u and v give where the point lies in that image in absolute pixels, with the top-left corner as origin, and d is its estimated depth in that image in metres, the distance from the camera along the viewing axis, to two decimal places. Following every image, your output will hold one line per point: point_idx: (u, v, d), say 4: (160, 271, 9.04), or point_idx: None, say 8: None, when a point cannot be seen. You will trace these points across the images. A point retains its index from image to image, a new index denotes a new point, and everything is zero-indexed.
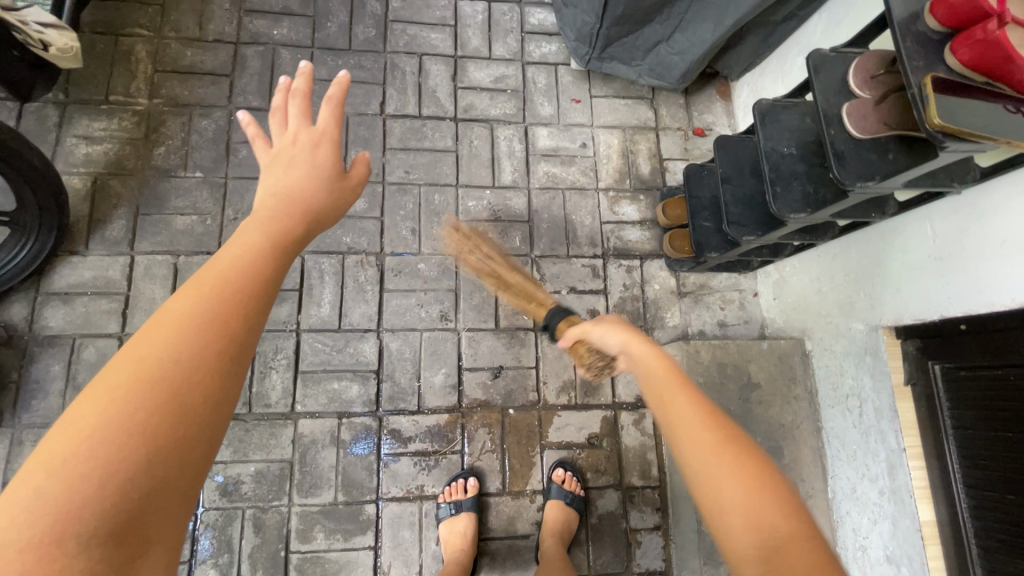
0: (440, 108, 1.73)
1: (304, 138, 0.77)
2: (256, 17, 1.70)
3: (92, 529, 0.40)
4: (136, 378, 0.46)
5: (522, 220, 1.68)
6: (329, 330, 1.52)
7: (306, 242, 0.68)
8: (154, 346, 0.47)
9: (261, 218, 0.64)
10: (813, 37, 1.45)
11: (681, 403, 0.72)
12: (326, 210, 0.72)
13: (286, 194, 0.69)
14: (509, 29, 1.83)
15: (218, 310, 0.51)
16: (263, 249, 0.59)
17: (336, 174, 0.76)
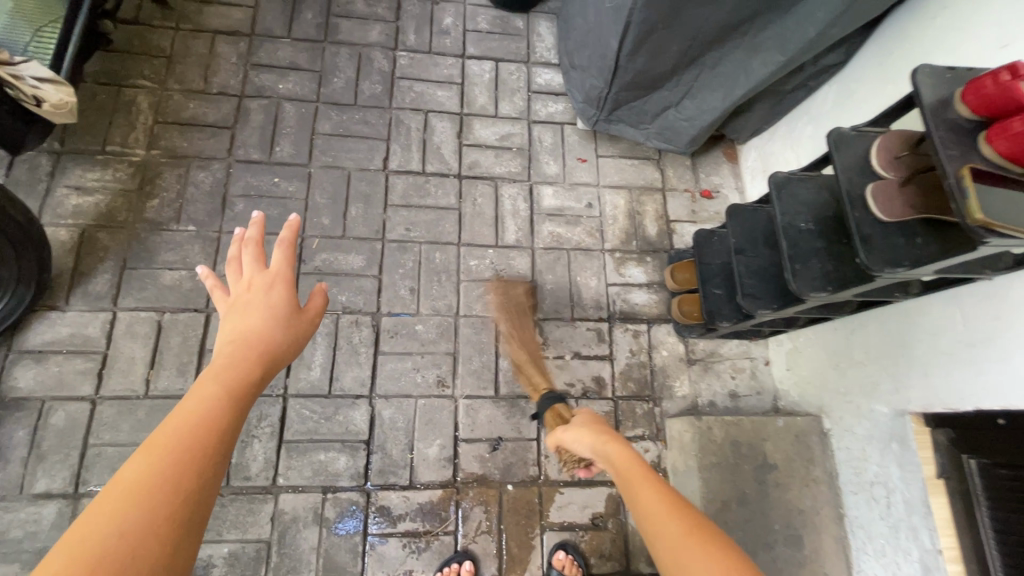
0: (444, 165, 1.70)
1: (259, 282, 0.81)
2: (262, 71, 1.70)
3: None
4: (77, 559, 0.44)
5: (525, 281, 1.62)
6: (318, 396, 1.43)
7: (264, 383, 0.69)
8: (100, 521, 0.47)
9: (220, 365, 0.66)
10: (824, 107, 1.44)
11: (650, 501, 0.77)
12: (287, 350, 0.75)
13: (243, 337, 0.72)
14: (515, 88, 1.82)
15: (172, 473, 0.52)
16: (217, 401, 0.61)
17: (296, 311, 0.79)
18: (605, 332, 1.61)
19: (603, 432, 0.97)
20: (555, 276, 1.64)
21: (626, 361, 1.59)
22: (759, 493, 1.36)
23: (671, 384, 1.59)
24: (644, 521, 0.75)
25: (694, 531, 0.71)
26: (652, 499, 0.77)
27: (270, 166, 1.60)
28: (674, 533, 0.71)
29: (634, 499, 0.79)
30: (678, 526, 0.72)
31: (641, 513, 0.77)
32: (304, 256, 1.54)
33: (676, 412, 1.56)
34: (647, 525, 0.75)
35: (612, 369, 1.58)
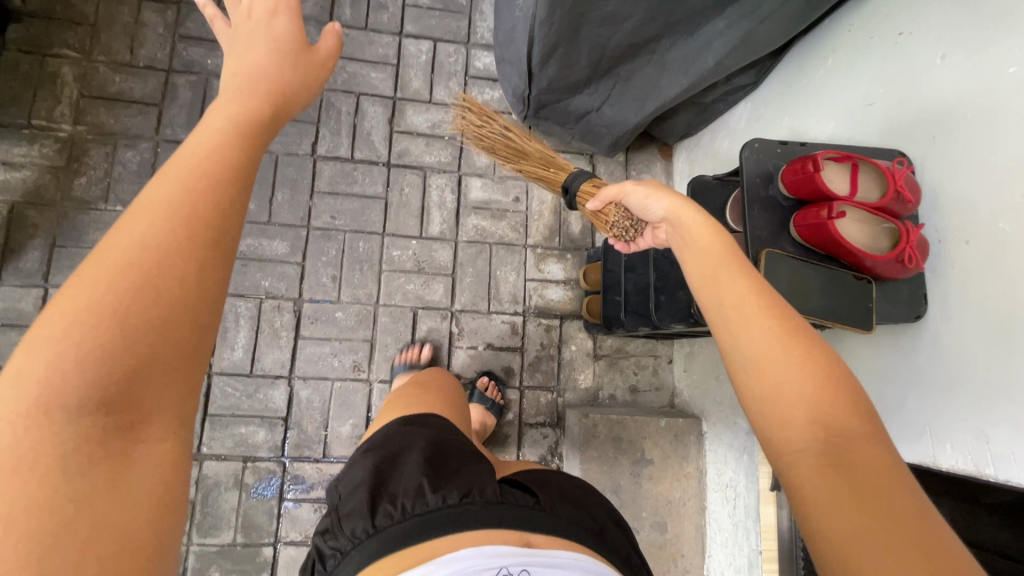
0: (373, 152, 1.72)
1: (258, 10, 0.60)
2: (190, 44, 1.67)
3: (76, 402, 0.34)
4: (114, 266, 0.36)
5: (445, 273, 1.70)
6: (240, 374, 1.55)
7: (277, 129, 0.52)
8: (131, 229, 0.38)
9: (227, 97, 0.49)
10: (739, 124, 1.44)
11: (738, 291, 0.65)
12: (297, 93, 0.56)
13: (243, 78, 0.52)
14: (452, 72, 1.80)
15: (187, 180, 0.40)
16: (225, 128, 0.45)
17: (298, 54, 0.58)
18: (518, 325, 1.71)
19: (681, 200, 0.83)
20: (475, 269, 1.72)
21: (536, 353, 1.70)
22: (634, 485, 1.51)
23: (576, 377, 1.71)
24: (723, 308, 0.65)
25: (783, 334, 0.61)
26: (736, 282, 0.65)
27: None
28: (761, 328, 0.61)
29: (711, 278, 0.68)
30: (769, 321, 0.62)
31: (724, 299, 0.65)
32: None
33: (577, 403, 1.68)
34: (723, 312, 0.65)
35: (522, 360, 1.69)
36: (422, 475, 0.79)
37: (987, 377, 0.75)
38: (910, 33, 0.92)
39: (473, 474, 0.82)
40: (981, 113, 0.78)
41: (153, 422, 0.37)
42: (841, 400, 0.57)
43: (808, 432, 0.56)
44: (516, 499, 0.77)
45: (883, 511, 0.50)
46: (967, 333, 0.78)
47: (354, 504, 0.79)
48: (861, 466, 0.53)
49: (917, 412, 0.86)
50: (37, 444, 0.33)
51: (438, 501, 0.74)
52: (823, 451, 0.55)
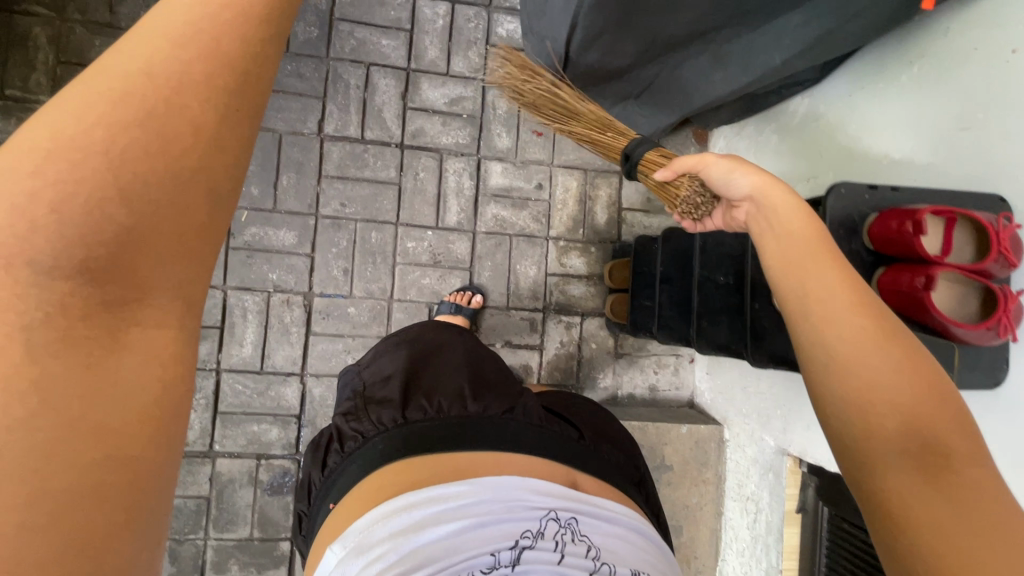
0: (385, 132, 1.58)
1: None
2: None
3: (54, 264, 0.32)
4: (103, 95, 0.33)
5: (463, 266, 1.61)
6: (250, 371, 1.50)
7: None
8: (129, 59, 0.34)
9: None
10: (793, 121, 1.31)
11: (830, 290, 0.63)
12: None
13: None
14: (472, 40, 1.62)
15: (216, 25, 0.36)
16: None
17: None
18: (538, 322, 1.64)
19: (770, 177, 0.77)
20: (494, 262, 1.63)
21: (555, 351, 1.65)
22: None
23: (596, 376, 1.66)
24: (814, 306, 0.63)
25: (879, 337, 0.60)
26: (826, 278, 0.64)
27: None
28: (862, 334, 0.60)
29: (799, 272, 0.66)
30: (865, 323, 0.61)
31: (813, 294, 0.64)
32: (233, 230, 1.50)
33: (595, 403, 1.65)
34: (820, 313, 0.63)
35: (541, 358, 1.64)
36: (456, 388, 0.94)
37: None
38: None
39: (510, 395, 0.96)
40: None
41: (153, 302, 0.36)
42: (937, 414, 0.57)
43: (898, 438, 0.56)
44: (544, 423, 0.90)
45: (977, 520, 0.51)
46: None
47: (387, 392, 0.95)
48: (955, 478, 0.54)
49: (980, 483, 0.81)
50: (18, 299, 0.31)
51: (473, 411, 0.88)
52: (915, 462, 0.55)
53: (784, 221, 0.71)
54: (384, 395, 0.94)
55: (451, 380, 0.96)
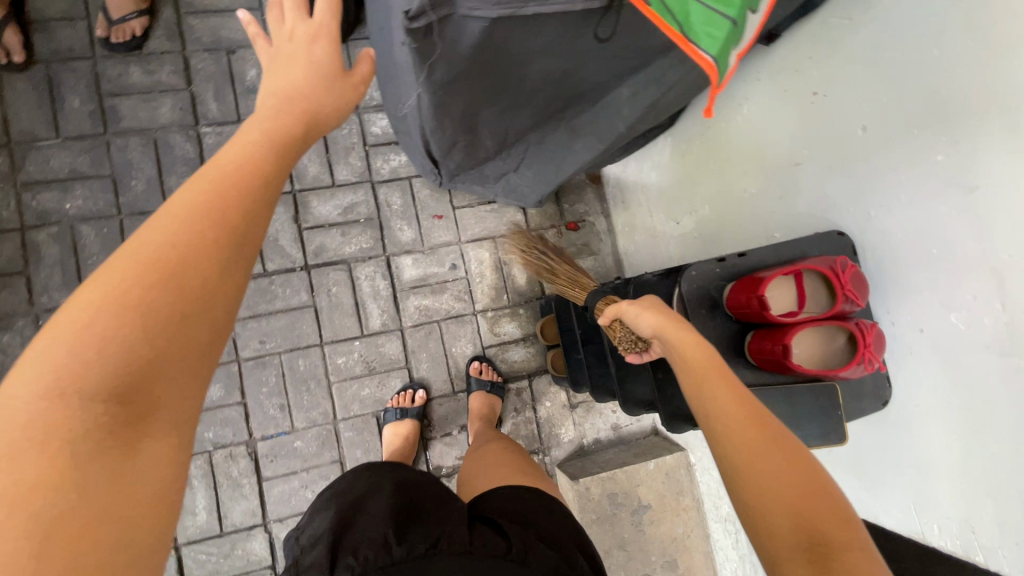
0: (287, 258, 1.57)
1: (299, 34, 0.62)
2: (38, 191, 1.44)
3: (94, 398, 0.36)
4: (149, 257, 0.38)
5: (399, 366, 1.60)
6: (211, 537, 1.45)
7: (305, 144, 0.55)
8: (157, 229, 0.40)
9: (269, 110, 0.53)
10: (664, 159, 1.36)
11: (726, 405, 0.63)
12: (328, 114, 0.59)
13: (281, 96, 0.56)
14: (349, 146, 1.64)
15: (223, 188, 0.43)
16: (265, 142, 0.49)
17: (332, 78, 0.60)
18: None
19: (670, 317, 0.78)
20: (429, 352, 1.63)
21: (513, 421, 1.65)
22: (637, 535, 1.51)
23: (558, 432, 1.67)
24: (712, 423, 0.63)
25: (766, 444, 0.59)
26: (717, 392, 0.64)
27: None
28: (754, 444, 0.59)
29: (697, 388, 0.67)
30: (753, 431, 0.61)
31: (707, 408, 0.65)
32: None
33: (565, 459, 1.65)
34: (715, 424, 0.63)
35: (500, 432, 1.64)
36: (383, 532, 0.70)
37: (970, 475, 0.73)
38: (828, 96, 0.84)
39: (444, 519, 0.75)
40: (926, 199, 0.72)
41: (167, 420, 0.39)
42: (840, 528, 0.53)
43: (798, 545, 0.52)
44: (483, 546, 0.70)
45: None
46: (944, 427, 0.76)
47: (314, 556, 0.69)
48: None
49: (901, 496, 0.84)
50: (65, 423, 0.35)
51: (400, 556, 0.67)
52: (814, 567, 0.50)
53: (678, 347, 0.73)
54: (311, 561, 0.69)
55: (374, 521, 0.73)
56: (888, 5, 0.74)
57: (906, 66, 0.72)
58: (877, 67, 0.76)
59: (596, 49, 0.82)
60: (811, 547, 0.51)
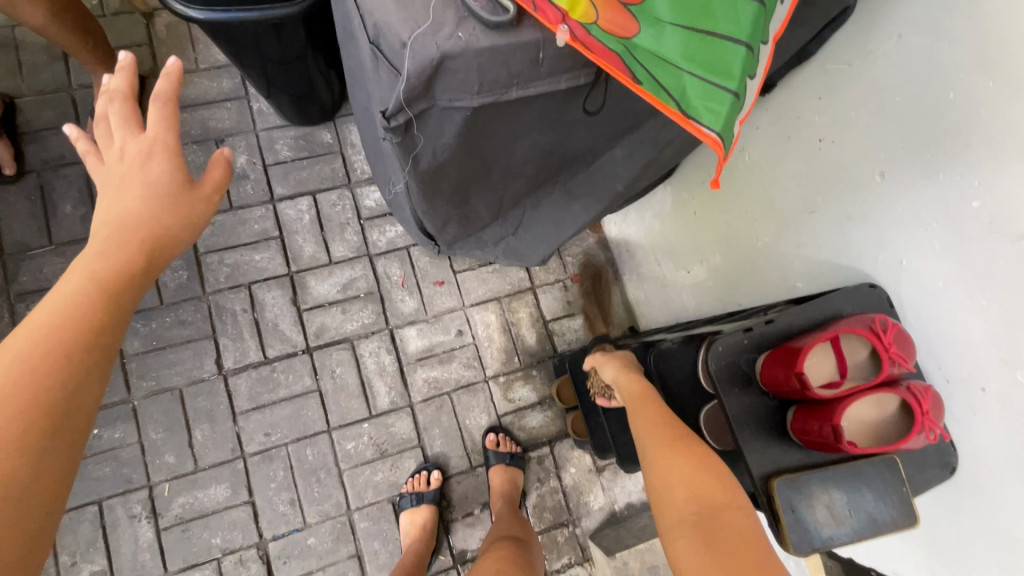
0: (288, 343, 1.52)
1: (130, 152, 0.62)
2: (33, 300, 1.42)
3: None
4: None
5: (412, 445, 1.52)
6: None
7: (150, 275, 0.56)
8: None
9: (101, 247, 0.54)
10: (665, 208, 1.31)
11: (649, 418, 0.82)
12: (179, 234, 0.60)
13: (122, 226, 0.56)
14: (344, 221, 1.62)
15: (35, 364, 0.43)
16: (91, 291, 0.49)
17: (179, 194, 0.61)
18: None
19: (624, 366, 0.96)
20: (442, 426, 1.55)
21: (538, 492, 1.55)
22: None
23: (587, 500, 1.56)
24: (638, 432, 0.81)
25: (676, 444, 0.75)
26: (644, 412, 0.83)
27: None
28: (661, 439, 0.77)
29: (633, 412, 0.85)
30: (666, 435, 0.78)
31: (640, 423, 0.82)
32: (159, 509, 1.38)
33: (597, 530, 1.54)
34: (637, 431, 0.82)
35: (525, 506, 1.53)
36: None
37: None
38: (834, 141, 0.80)
39: None
40: (964, 247, 0.66)
41: None
42: (724, 490, 0.68)
43: (687, 508, 0.68)
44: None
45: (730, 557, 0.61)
46: None
47: None
48: (723, 527, 0.64)
49: None
50: None
51: None
52: (696, 520, 0.66)
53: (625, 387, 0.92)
54: None
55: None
56: (889, 47, 0.70)
57: (916, 108, 0.68)
58: (884, 110, 0.72)
59: (584, 120, 0.78)
60: (697, 508, 0.67)
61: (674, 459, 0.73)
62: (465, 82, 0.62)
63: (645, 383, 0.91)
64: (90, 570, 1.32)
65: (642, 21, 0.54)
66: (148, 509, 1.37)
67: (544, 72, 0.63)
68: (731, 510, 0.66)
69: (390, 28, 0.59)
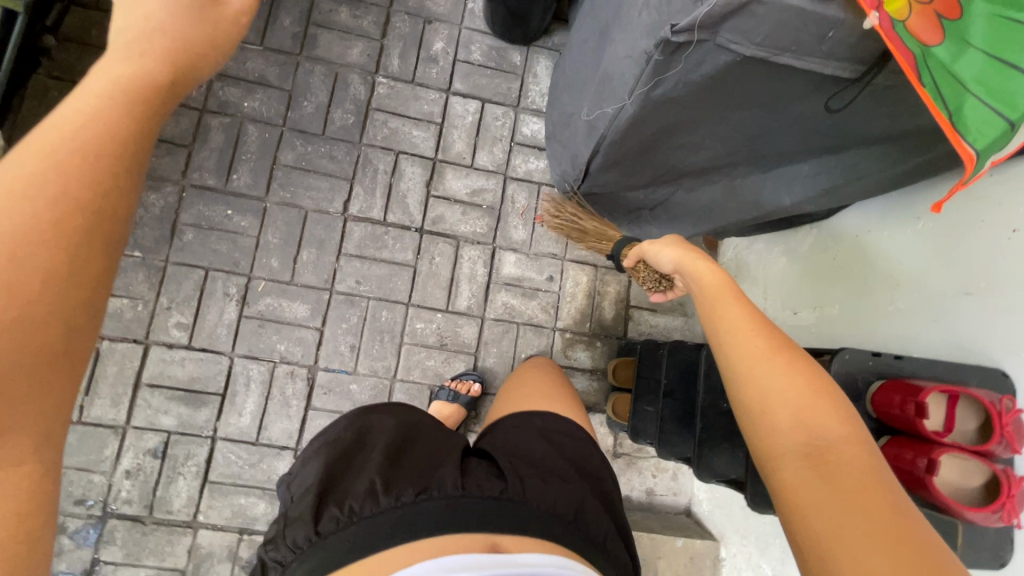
0: (406, 216, 1.64)
1: None
2: (228, 83, 1.60)
3: None
4: None
5: (468, 351, 1.62)
6: (245, 442, 1.49)
7: (182, 89, 0.45)
8: None
9: (120, 53, 0.43)
10: (802, 247, 1.33)
11: (735, 319, 0.73)
12: (214, 44, 0.48)
13: (149, 32, 0.45)
14: (498, 137, 1.72)
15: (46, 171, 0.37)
16: (109, 93, 0.40)
17: (201, 8, 0.48)
18: None
19: (706, 262, 0.85)
20: (500, 349, 1.64)
21: None
22: None
23: None
24: (722, 335, 0.72)
25: (777, 352, 0.68)
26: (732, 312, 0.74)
27: (224, 196, 1.55)
28: (755, 343, 0.69)
29: (712, 309, 0.76)
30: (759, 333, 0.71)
31: (722, 320, 0.74)
32: (248, 299, 1.53)
33: None
34: (714, 325, 0.75)
35: None
36: (380, 458, 0.78)
37: None
38: None
39: (445, 442, 0.87)
40: None
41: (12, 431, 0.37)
42: (839, 420, 0.61)
43: (794, 437, 0.61)
44: (474, 491, 0.75)
45: (858, 502, 0.53)
46: None
47: (355, 474, 0.77)
48: (837, 461, 0.57)
49: None
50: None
51: (449, 481, 0.76)
52: (807, 452, 0.59)
53: (703, 284, 0.82)
54: (361, 466, 0.79)
55: (370, 458, 0.79)
56: None
57: None
58: None
59: (814, 117, 0.84)
60: (806, 438, 0.60)
61: (772, 367, 0.66)
62: (754, 30, 0.68)
63: (723, 274, 0.82)
64: (177, 320, 1.50)
65: (948, 37, 0.59)
66: (240, 295, 1.53)
67: (822, 50, 0.69)
68: (845, 442, 0.59)
69: None
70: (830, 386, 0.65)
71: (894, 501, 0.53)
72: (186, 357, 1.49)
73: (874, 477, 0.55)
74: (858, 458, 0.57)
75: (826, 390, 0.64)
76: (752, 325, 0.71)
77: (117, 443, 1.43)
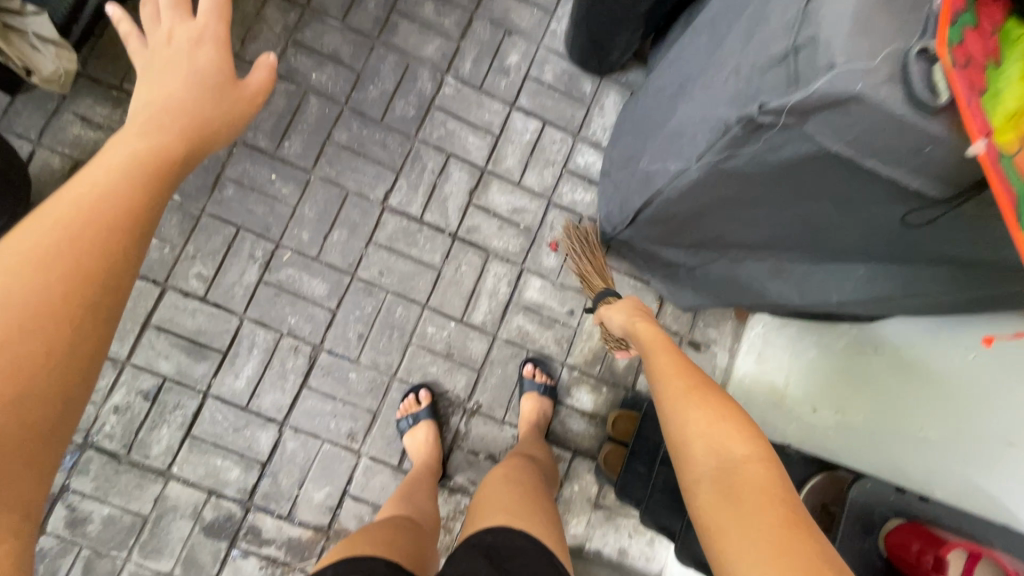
0: (443, 219, 1.62)
1: (179, 37, 0.71)
2: (301, 52, 1.62)
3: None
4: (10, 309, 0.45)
5: (472, 366, 1.59)
6: (234, 405, 1.48)
7: (189, 164, 0.63)
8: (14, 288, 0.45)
9: (143, 132, 0.60)
10: (834, 344, 1.28)
11: (665, 372, 0.86)
12: (220, 126, 0.68)
13: (170, 106, 0.65)
14: (550, 160, 1.70)
15: (77, 228, 0.49)
16: (130, 167, 0.55)
17: (219, 91, 0.70)
18: None
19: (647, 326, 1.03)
20: (504, 372, 1.60)
21: None
22: None
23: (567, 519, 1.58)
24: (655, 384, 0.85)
25: (693, 390, 0.79)
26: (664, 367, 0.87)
27: (272, 160, 1.57)
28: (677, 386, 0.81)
29: (650, 369, 0.90)
30: (682, 382, 0.81)
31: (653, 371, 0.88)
32: (271, 265, 1.53)
33: None
34: (654, 377, 0.87)
35: None
36: None
37: None
38: None
39: None
40: None
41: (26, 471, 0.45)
42: (744, 444, 0.68)
43: (705, 465, 0.68)
44: None
45: (758, 520, 0.59)
46: None
47: None
48: (740, 478, 0.64)
49: None
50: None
51: None
52: (714, 474, 0.67)
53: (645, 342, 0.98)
54: None
55: None
56: None
57: None
58: None
59: (884, 225, 0.79)
60: (715, 464, 0.68)
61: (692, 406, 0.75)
62: (847, 128, 0.65)
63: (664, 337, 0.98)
64: (198, 270, 1.50)
65: None
66: (264, 259, 1.53)
67: (913, 164, 0.65)
68: (750, 463, 0.66)
69: (829, 47, 0.63)
70: (744, 418, 0.73)
71: (791, 514, 0.60)
72: (199, 308, 1.49)
73: (773, 495, 0.62)
74: (761, 478, 0.64)
75: (735, 422, 0.71)
76: (675, 372, 0.84)
77: (113, 376, 1.44)
